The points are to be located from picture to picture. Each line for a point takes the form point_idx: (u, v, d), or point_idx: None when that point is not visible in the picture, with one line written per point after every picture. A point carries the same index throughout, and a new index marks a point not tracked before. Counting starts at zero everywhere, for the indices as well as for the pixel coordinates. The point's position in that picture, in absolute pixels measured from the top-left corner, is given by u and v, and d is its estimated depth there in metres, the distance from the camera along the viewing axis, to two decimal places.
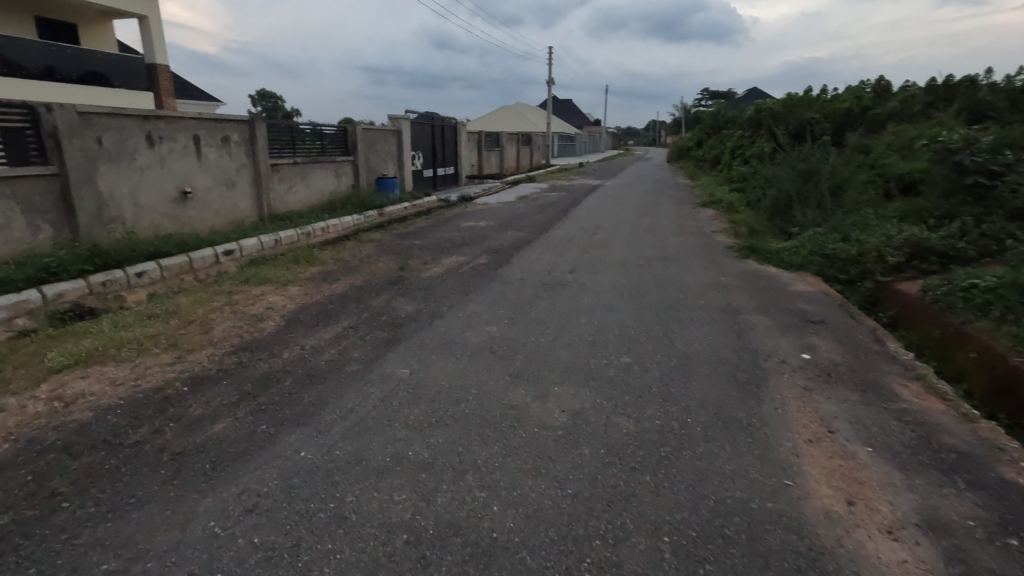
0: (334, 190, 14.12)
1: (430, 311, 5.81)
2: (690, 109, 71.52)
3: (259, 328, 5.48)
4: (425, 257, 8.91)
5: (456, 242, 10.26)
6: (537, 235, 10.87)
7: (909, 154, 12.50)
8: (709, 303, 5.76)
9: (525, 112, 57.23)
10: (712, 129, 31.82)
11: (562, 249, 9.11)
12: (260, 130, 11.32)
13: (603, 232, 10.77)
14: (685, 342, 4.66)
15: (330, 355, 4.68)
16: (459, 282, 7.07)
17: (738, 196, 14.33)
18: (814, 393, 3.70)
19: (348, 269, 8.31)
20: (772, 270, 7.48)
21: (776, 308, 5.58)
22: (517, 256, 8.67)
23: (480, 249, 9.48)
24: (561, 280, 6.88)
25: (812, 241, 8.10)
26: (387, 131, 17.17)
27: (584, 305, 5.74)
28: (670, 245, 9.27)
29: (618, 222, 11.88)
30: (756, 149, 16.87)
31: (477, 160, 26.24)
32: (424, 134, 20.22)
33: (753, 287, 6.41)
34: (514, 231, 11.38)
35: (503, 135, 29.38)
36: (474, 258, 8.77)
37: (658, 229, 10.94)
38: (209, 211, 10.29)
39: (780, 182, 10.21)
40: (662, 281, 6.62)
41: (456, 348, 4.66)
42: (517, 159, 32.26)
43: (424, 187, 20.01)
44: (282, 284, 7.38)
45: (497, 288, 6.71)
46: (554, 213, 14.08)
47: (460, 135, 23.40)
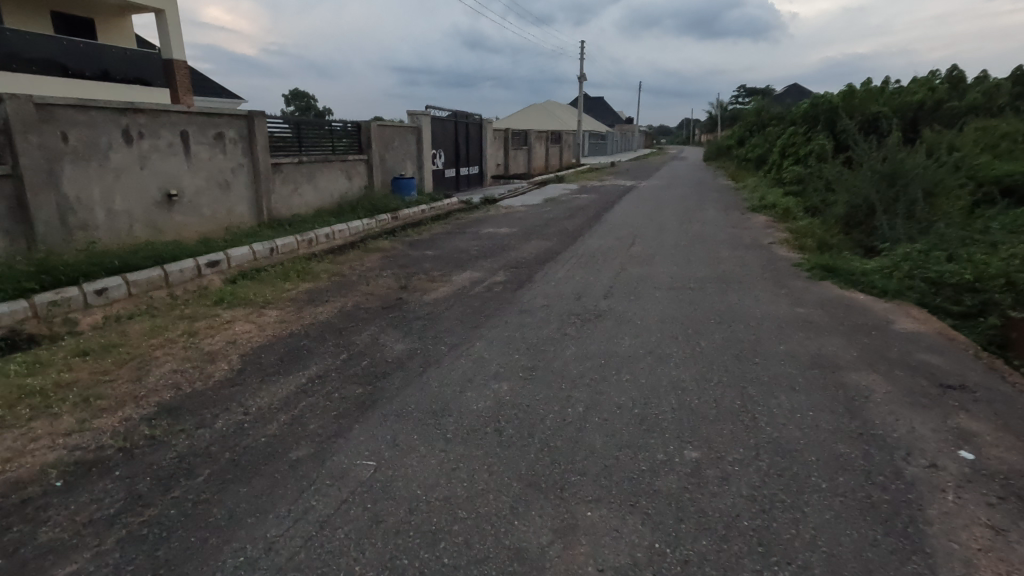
0: (344, 191, 13.03)
1: (424, 354, 4.53)
2: (726, 107, 68.90)
3: (204, 376, 4.27)
4: (433, 273, 7.67)
5: (471, 253, 9.00)
6: (566, 245, 9.49)
7: (1004, 154, 10.67)
8: (792, 351, 4.30)
9: (555, 110, 55.72)
10: (755, 126, 29.81)
11: (593, 265, 7.74)
12: (260, 126, 10.25)
13: (642, 243, 9.30)
14: (774, 421, 3.24)
15: (275, 426, 3.42)
16: (468, 309, 5.77)
17: (794, 201, 12.63)
18: (1018, 546, 2.26)
19: (343, 287, 7.12)
20: (860, 298, 5.93)
21: (888, 362, 4.10)
22: (540, 274, 7.32)
23: (498, 263, 8.19)
24: (593, 310, 5.51)
25: (908, 260, 6.50)
26: (406, 129, 16.02)
27: (624, 352, 4.35)
28: (725, 260, 7.78)
29: (658, 230, 10.41)
30: (813, 149, 15.08)
31: (503, 160, 24.95)
32: (447, 132, 19.04)
33: (845, 326, 4.91)
34: (538, 240, 10.03)
35: (531, 133, 27.99)
36: (489, 275, 7.48)
37: (706, 240, 9.42)
38: (200, 216, 9.27)
39: (855, 186, 8.57)
40: (724, 315, 5.18)
41: (449, 422, 3.35)
42: (546, 159, 30.84)
43: (445, 188, 18.83)
44: (259, 308, 6.20)
45: (512, 319, 5.37)
46: (584, 219, 12.67)
47: (485, 133, 22.13)
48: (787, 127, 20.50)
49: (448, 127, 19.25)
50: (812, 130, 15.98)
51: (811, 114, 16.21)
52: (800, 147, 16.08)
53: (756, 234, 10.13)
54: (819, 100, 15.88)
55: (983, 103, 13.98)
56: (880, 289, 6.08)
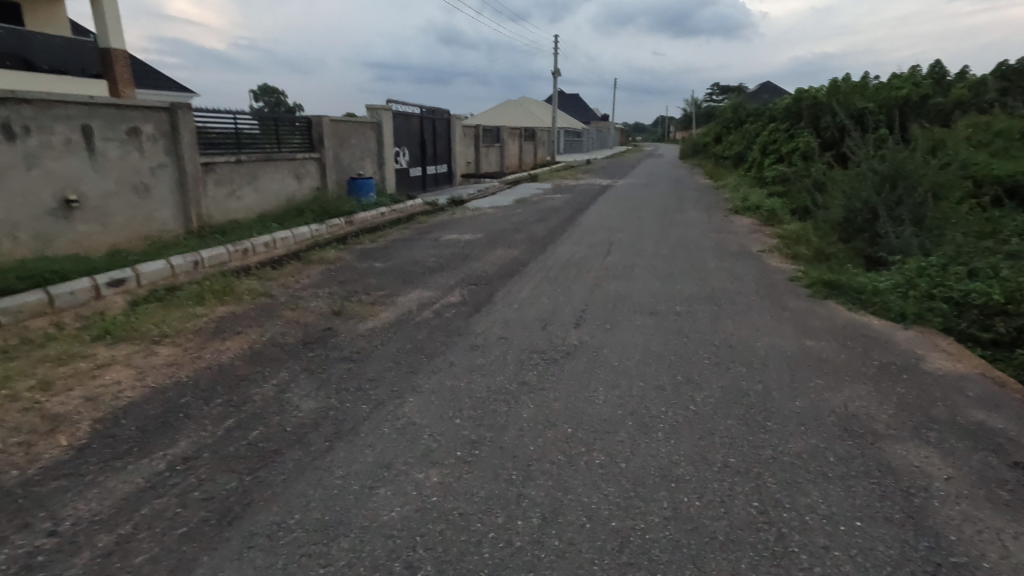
0: (292, 194, 11.81)
1: (338, 418, 3.46)
2: (701, 105, 68.91)
3: (27, 459, 3.11)
4: (377, 293, 6.57)
5: (425, 265, 7.94)
6: (535, 254, 8.49)
7: (999, 152, 10.02)
8: (812, 409, 3.34)
9: (530, 106, 54.75)
10: (732, 123, 29.27)
11: (564, 281, 6.72)
12: (185, 120, 8.98)
13: (619, 252, 8.32)
14: (810, 539, 2.27)
15: (85, 562, 2.30)
16: (408, 346, 4.70)
17: (779, 203, 11.84)
18: None
19: (266, 311, 5.98)
20: (874, 324, 5.03)
21: (936, 424, 3.18)
22: (501, 294, 6.28)
23: (456, 277, 7.13)
24: (560, 346, 4.51)
25: (923, 276, 5.64)
26: (365, 125, 14.80)
27: (598, 415, 3.33)
28: (712, 274, 6.86)
29: (636, 236, 9.47)
30: (796, 146, 14.32)
31: (474, 158, 23.83)
32: (411, 128, 17.85)
33: (867, 368, 3.98)
34: (504, 249, 8.98)
35: (503, 129, 26.92)
36: (442, 295, 6.41)
37: (692, 248, 8.48)
38: (111, 224, 8.00)
39: (853, 189, 7.72)
40: (720, 353, 4.23)
41: (342, 551, 2.30)
42: (520, 156, 29.85)
43: (410, 188, 17.67)
44: (151, 343, 5.00)
45: (460, 361, 4.32)
46: (556, 222, 11.69)
47: (454, 130, 21.00)
48: (766, 123, 19.85)
49: (413, 123, 18.09)
50: (794, 126, 15.24)
51: (793, 109, 15.48)
52: (782, 145, 15.32)
53: (743, 240, 9.23)
54: (801, 95, 15.15)
55: (968, 98, 13.44)
56: (894, 310, 5.21)
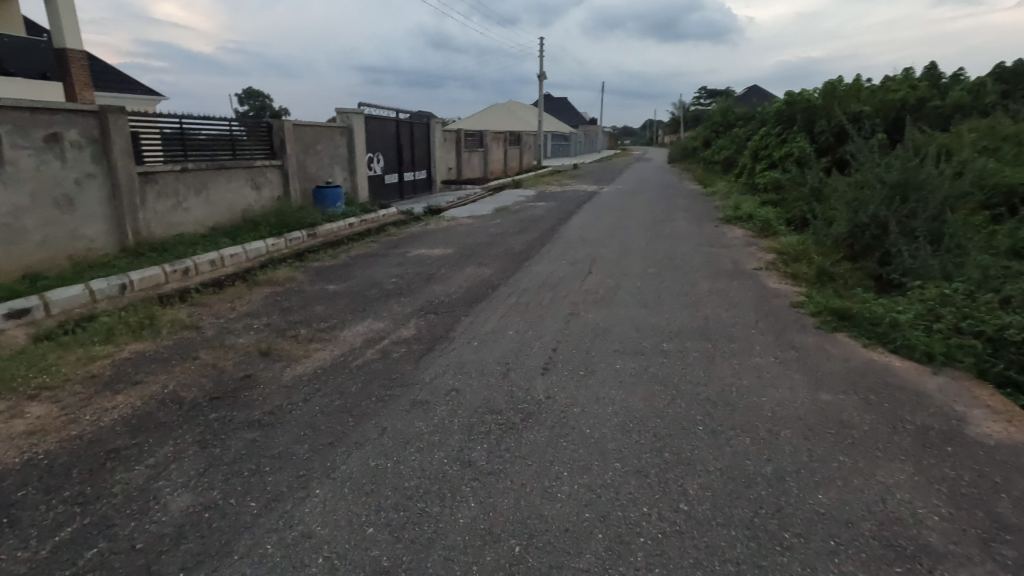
0: (250, 204, 10.89)
1: (212, 526, 2.59)
2: (689, 109, 68.76)
3: None
4: (320, 325, 5.69)
5: (383, 287, 7.07)
6: (507, 273, 7.67)
7: (1007, 158, 9.36)
8: (841, 510, 2.53)
9: (518, 110, 54.07)
10: (721, 127, 28.69)
11: (535, 309, 5.88)
12: (118, 126, 8.07)
13: (600, 271, 7.50)
14: None
15: None
16: (335, 404, 3.82)
17: (774, 213, 11.12)
18: None
19: (184, 349, 5.09)
20: (897, 366, 4.25)
21: (1009, 536, 2.37)
22: (461, 327, 5.42)
23: (415, 304, 6.27)
24: (520, 405, 3.68)
25: (947, 305, 4.88)
26: (334, 129, 13.91)
27: (558, 524, 2.48)
28: (704, 299, 6.06)
29: (620, 252, 8.68)
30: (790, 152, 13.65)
31: (455, 164, 22.97)
32: (387, 133, 16.97)
33: (901, 436, 3.17)
34: (474, 267, 8.14)
35: (487, 134, 26.11)
36: (394, 328, 5.54)
37: (681, 266, 7.67)
38: (25, 244, 7.04)
39: (858, 201, 6.97)
40: (716, 415, 3.41)
41: None
42: (504, 161, 29.08)
43: (385, 196, 16.79)
44: (25, 398, 4.09)
45: (393, 428, 3.46)
46: (535, 234, 10.88)
47: (433, 134, 20.16)
48: (757, 128, 19.23)
49: (389, 128, 17.22)
50: (787, 130, 14.57)
51: (785, 113, 14.81)
52: (773, 150, 14.64)
53: (737, 256, 8.46)
54: (794, 98, 14.49)
55: (969, 101, 12.84)
56: (917, 347, 4.42)
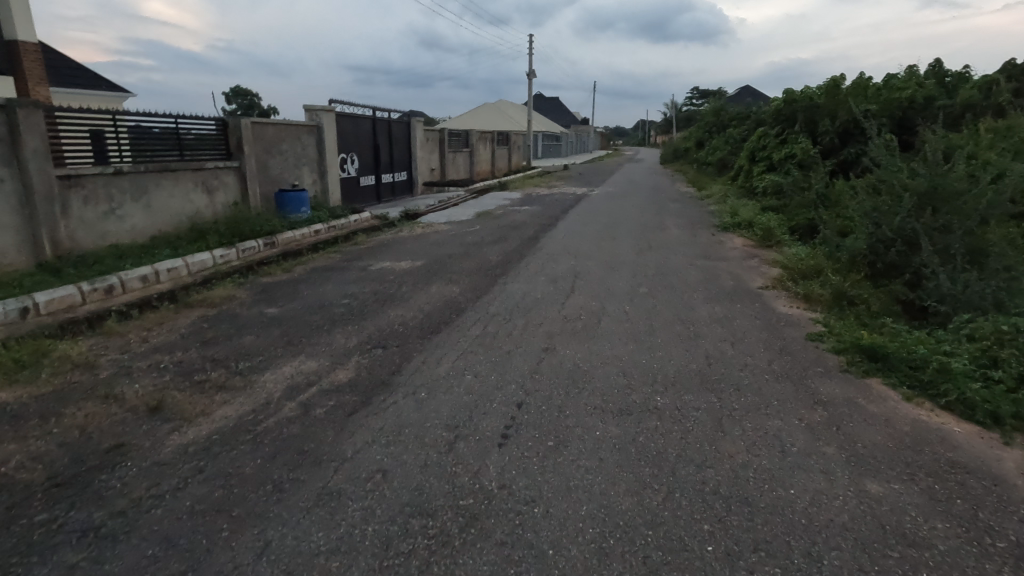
0: (200, 211, 9.85)
1: None
2: (681, 110, 68.16)
3: None
4: (241, 363, 4.68)
5: (331, 311, 6.08)
6: (478, 293, 6.71)
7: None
8: None
9: (508, 109, 53.09)
10: (715, 127, 27.86)
11: (503, 343, 4.91)
12: (31, 124, 7.03)
13: (584, 290, 6.56)
14: None
15: None
16: (215, 497, 2.82)
17: (776, 221, 10.23)
18: None
19: (57, 400, 4.05)
20: (955, 432, 3.32)
21: None
22: (409, 369, 4.43)
23: (362, 335, 5.28)
24: (463, 503, 2.71)
25: (1005, 346, 3.97)
26: (301, 128, 12.88)
27: None
28: (704, 329, 5.11)
29: (607, 266, 7.74)
30: (791, 153, 12.81)
31: (439, 165, 21.98)
32: (362, 132, 15.97)
33: (993, 564, 2.24)
34: (442, 284, 7.17)
35: (473, 134, 25.12)
36: (329, 369, 4.53)
37: (678, 284, 6.70)
38: None
39: (879, 213, 6.07)
40: (731, 527, 2.46)
41: None
42: (491, 162, 28.10)
43: (360, 199, 15.76)
44: None
45: (282, 545, 2.46)
46: (516, 243, 9.92)
47: (414, 134, 19.14)
48: (753, 128, 18.42)
49: (365, 127, 16.19)
50: (787, 131, 13.70)
51: (784, 112, 13.92)
52: (772, 152, 13.77)
53: (738, 271, 7.53)
54: (794, 95, 13.63)
55: (980, 100, 12.04)
56: (978, 404, 3.50)
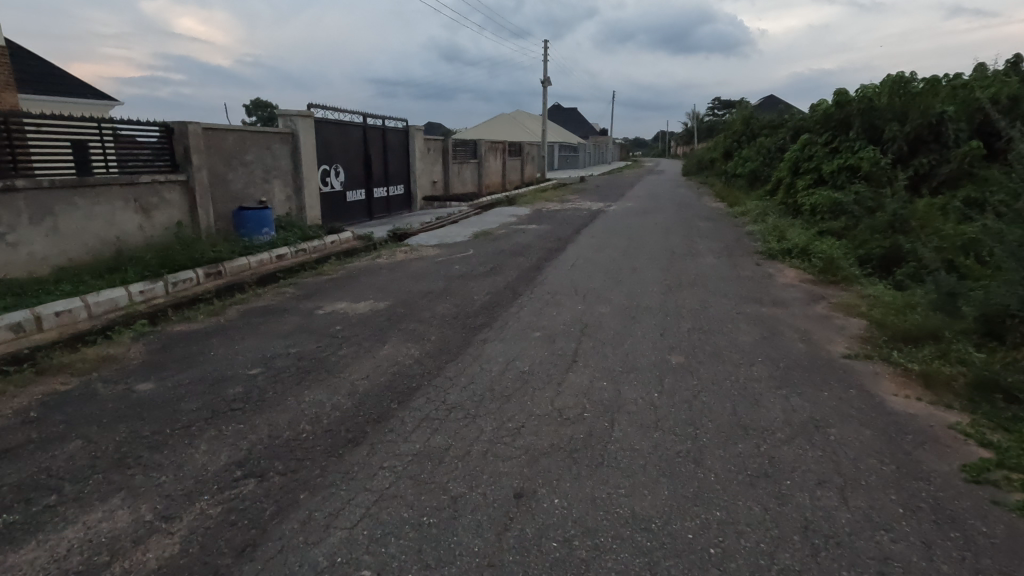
0: (129, 234, 8.16)
1: None
2: (702, 120, 65.98)
3: None
4: (5, 515, 2.78)
5: (222, 392, 4.19)
6: (442, 359, 4.79)
7: None
8: None
9: (523, 119, 51.47)
10: (743, 136, 25.75)
11: (452, 478, 2.96)
12: None
13: (591, 359, 4.60)
14: None
15: None
16: None
17: (838, 247, 8.15)
18: None
19: None
20: None
21: None
22: (270, 548, 2.49)
23: (238, 449, 3.37)
24: None
25: None
26: (271, 136, 11.21)
27: None
28: (780, 450, 3.13)
29: (624, 315, 5.77)
30: (848, 165, 10.71)
31: (442, 177, 20.25)
32: (350, 141, 14.30)
33: None
34: (399, 341, 5.28)
35: (481, 144, 23.38)
36: (142, 538, 2.61)
37: (727, 351, 4.68)
38: None
39: None
40: None
41: None
42: (501, 173, 26.32)
43: (346, 217, 14.05)
44: None
45: None
46: (512, 275, 8.00)
47: (412, 143, 17.42)
48: (791, 136, 16.34)
49: (353, 137, 14.48)
50: (839, 138, 11.58)
51: (835, 116, 11.79)
52: (822, 162, 11.66)
53: (806, 326, 5.48)
54: (849, 96, 11.52)
55: None
56: None
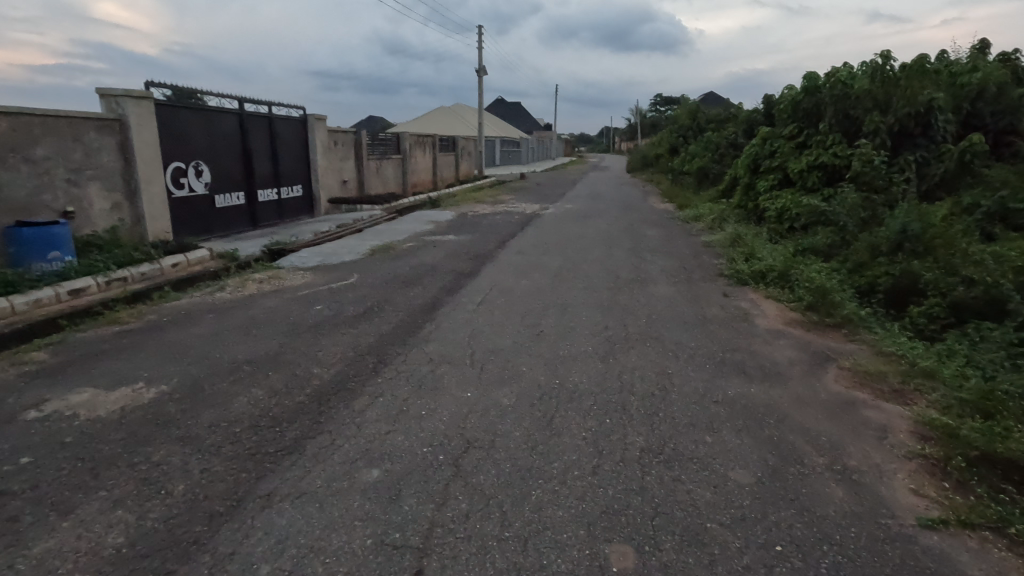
0: None
1: None
2: (645, 116, 65.48)
3: None
4: None
5: None
6: (153, 569, 2.33)
7: None
8: None
9: (463, 112, 48.80)
10: (689, 131, 24.28)
11: None
12: None
13: (456, 566, 2.27)
14: None
15: None
16: None
17: (829, 272, 6.18)
18: None
19: None
20: None
21: None
22: None
23: None
24: None
25: None
26: (82, 123, 8.24)
27: None
28: None
29: (538, 417, 3.48)
30: (821, 163, 8.89)
31: (356, 176, 17.48)
32: (219, 132, 11.34)
33: None
34: (106, 505, 2.76)
35: (405, 138, 20.68)
36: None
37: (714, 526, 2.45)
38: None
39: None
40: None
41: None
42: (431, 170, 23.72)
43: (215, 227, 11.17)
44: None
45: None
46: (393, 322, 5.60)
47: (311, 136, 14.58)
48: (744, 130, 14.65)
49: (224, 126, 11.54)
50: (807, 131, 9.77)
51: (801, 104, 9.96)
52: (787, 159, 9.82)
53: (826, 428, 3.39)
54: (819, 81, 9.68)
55: None
56: None
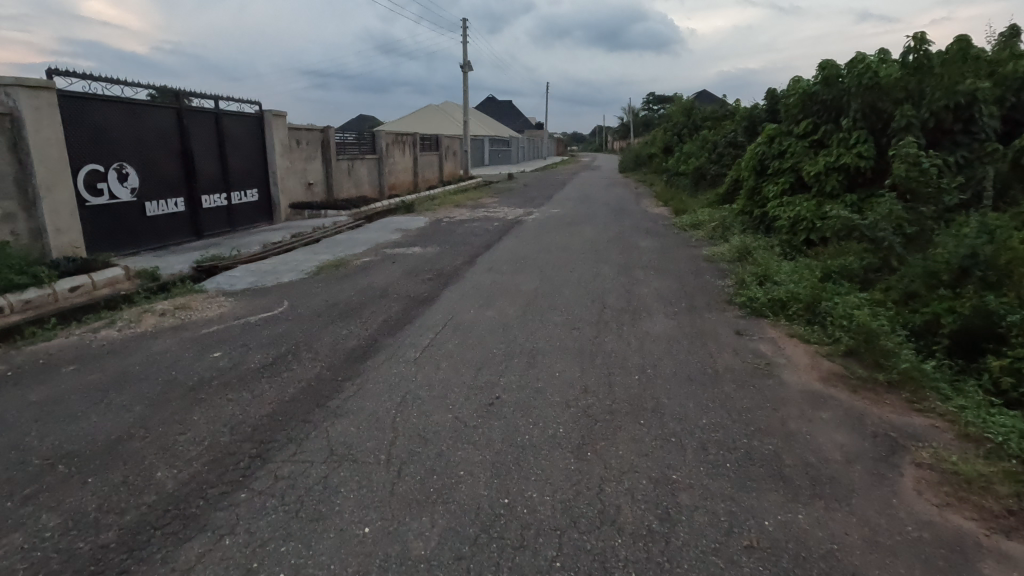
0: None
1: None
2: (637, 115, 64.20)
3: None
4: None
5: None
6: None
7: None
8: None
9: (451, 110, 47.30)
10: (684, 129, 22.95)
11: None
12: None
13: None
14: None
15: None
16: None
17: (871, 306, 4.86)
18: None
19: None
20: None
21: None
22: None
23: None
24: None
25: None
26: None
27: None
28: None
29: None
30: (843, 165, 7.57)
31: (323, 178, 16.03)
32: (149, 129, 9.89)
33: None
34: None
35: (381, 137, 19.22)
36: None
37: None
38: None
39: None
40: None
41: None
42: (411, 170, 22.25)
43: (143, 238, 9.73)
44: None
45: None
46: (305, 379, 4.20)
47: (268, 133, 13.12)
48: (745, 127, 13.33)
49: (157, 122, 10.08)
50: (825, 127, 8.43)
51: (818, 96, 8.62)
52: (802, 159, 8.49)
53: None
54: (839, 70, 8.34)
55: None
56: None
